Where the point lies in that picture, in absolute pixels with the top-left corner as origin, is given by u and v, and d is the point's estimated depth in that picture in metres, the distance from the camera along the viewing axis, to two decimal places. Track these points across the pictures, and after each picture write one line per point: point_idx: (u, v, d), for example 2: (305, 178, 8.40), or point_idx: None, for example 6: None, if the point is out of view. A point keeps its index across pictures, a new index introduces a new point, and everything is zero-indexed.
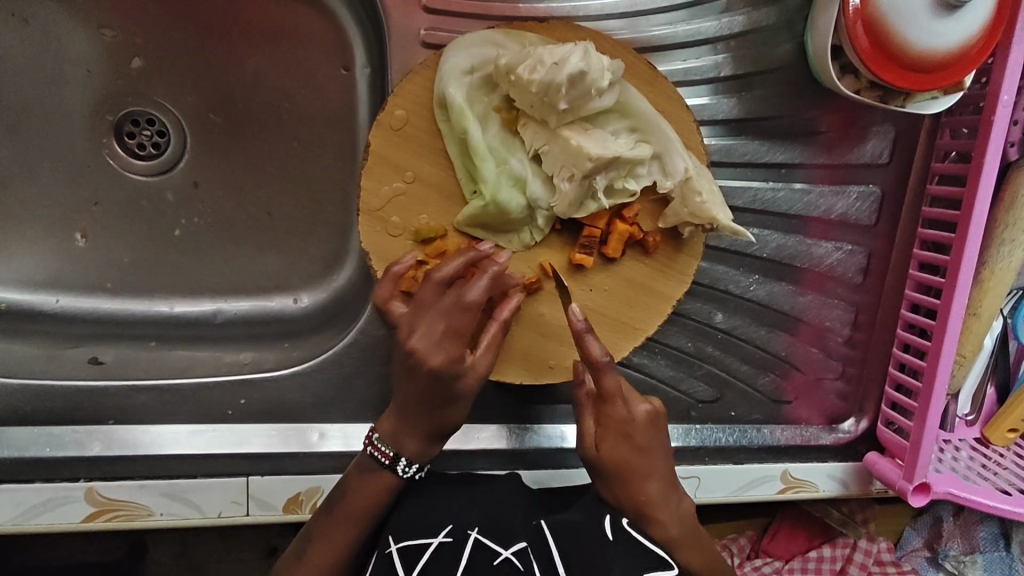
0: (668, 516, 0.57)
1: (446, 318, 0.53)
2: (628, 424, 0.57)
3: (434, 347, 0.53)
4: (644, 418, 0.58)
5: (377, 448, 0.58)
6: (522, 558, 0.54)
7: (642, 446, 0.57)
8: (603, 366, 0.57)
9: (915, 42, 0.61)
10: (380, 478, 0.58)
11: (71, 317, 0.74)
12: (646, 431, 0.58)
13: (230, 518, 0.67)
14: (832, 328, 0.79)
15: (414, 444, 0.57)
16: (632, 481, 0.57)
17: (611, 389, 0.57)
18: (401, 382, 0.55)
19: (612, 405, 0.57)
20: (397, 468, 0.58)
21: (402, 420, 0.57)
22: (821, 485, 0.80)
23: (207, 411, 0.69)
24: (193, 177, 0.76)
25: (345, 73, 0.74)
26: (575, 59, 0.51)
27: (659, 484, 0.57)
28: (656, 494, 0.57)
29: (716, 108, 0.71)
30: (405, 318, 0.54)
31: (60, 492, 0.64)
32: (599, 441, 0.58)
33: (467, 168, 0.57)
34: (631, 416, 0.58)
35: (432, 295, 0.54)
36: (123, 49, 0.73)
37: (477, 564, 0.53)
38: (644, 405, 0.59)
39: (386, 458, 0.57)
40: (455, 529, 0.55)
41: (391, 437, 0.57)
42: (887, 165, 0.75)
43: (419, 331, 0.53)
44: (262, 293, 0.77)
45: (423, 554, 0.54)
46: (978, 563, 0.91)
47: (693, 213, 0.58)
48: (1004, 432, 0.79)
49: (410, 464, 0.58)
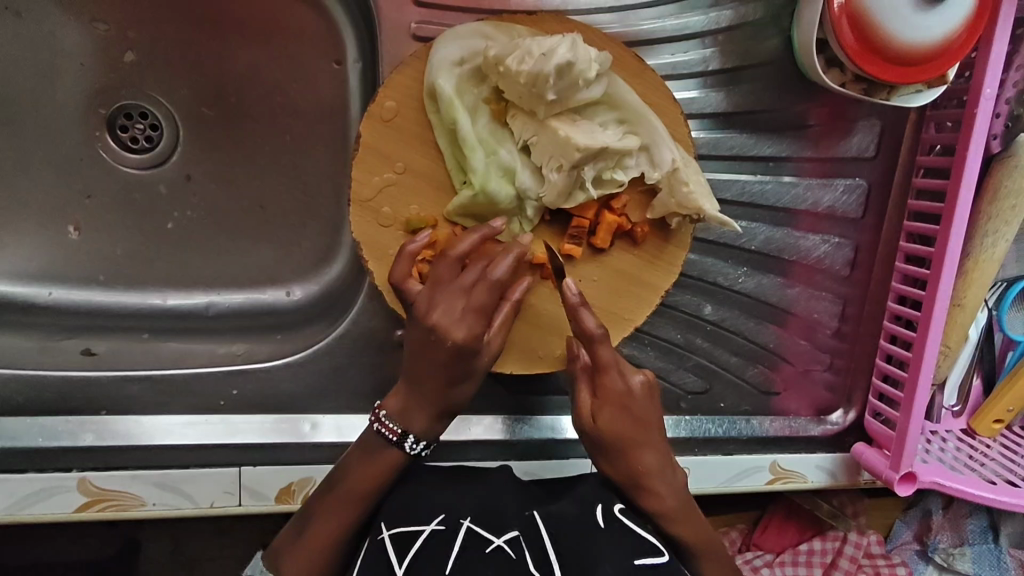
0: (665, 487, 0.58)
1: (469, 294, 0.54)
2: (626, 396, 0.58)
3: (456, 324, 0.53)
4: (640, 391, 0.58)
5: (384, 425, 0.59)
6: (514, 545, 0.54)
7: (639, 420, 0.58)
8: (598, 338, 0.57)
9: (899, 35, 0.62)
10: (389, 454, 0.59)
11: (65, 309, 0.74)
12: (643, 403, 0.58)
13: (223, 509, 0.68)
14: (821, 320, 0.80)
15: (422, 420, 0.58)
16: (629, 452, 0.58)
17: (607, 362, 0.57)
18: (414, 358, 0.56)
19: (609, 377, 0.58)
20: (404, 445, 0.58)
21: (414, 396, 0.58)
22: (809, 476, 0.80)
23: (200, 403, 0.70)
24: (187, 170, 0.76)
25: (337, 67, 0.75)
26: (563, 50, 0.52)
27: (657, 456, 0.58)
28: (653, 467, 0.58)
29: (704, 102, 0.72)
30: (425, 295, 0.54)
31: (52, 482, 0.64)
32: (596, 413, 0.58)
33: (457, 159, 0.57)
34: (628, 388, 0.58)
35: (452, 272, 0.55)
36: (117, 43, 0.74)
37: (469, 551, 0.53)
38: (641, 375, 0.59)
39: (394, 435, 0.58)
40: (448, 517, 0.56)
41: (399, 414, 0.58)
42: (873, 158, 0.76)
43: (440, 308, 0.53)
44: (255, 286, 0.78)
45: (415, 542, 0.55)
46: (967, 555, 0.92)
47: (680, 204, 0.59)
48: (990, 423, 0.79)
49: (418, 442, 0.58)
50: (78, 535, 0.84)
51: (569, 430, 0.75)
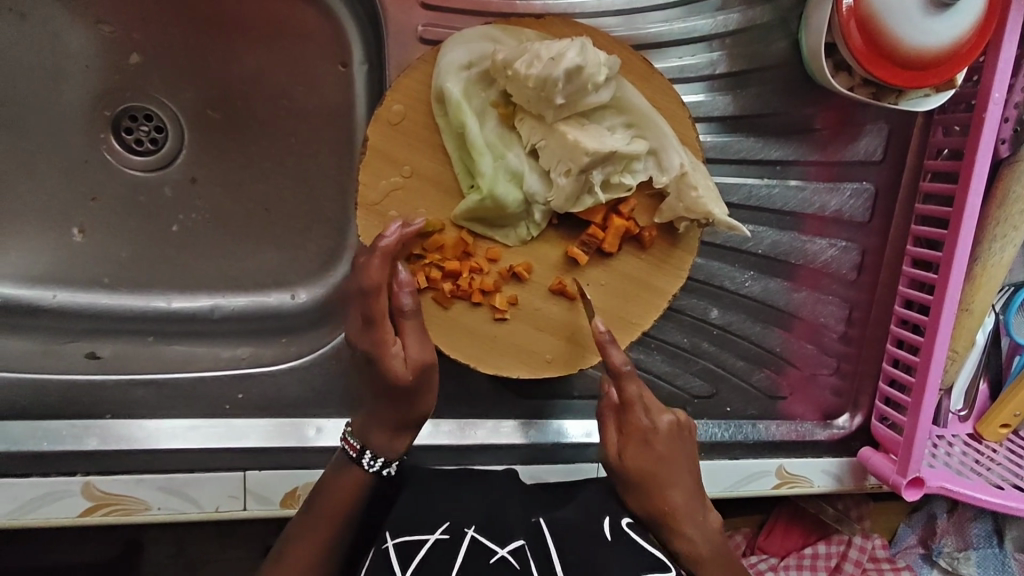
0: (694, 529, 0.58)
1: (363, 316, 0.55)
2: (650, 432, 0.58)
3: (360, 334, 0.55)
4: (666, 428, 0.59)
5: (348, 443, 0.59)
6: (518, 555, 0.53)
7: (666, 457, 0.58)
8: (625, 374, 0.57)
9: (912, 40, 0.61)
10: (351, 474, 0.59)
11: (69, 313, 0.74)
12: (667, 442, 0.59)
13: (227, 513, 0.67)
14: (827, 324, 0.80)
15: (380, 437, 0.58)
16: (657, 491, 0.57)
17: (632, 397, 0.58)
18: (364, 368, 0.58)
19: (634, 413, 0.58)
20: (364, 463, 0.59)
21: (369, 413, 0.59)
22: (815, 480, 0.80)
23: (205, 407, 0.70)
24: (192, 173, 0.76)
25: (342, 69, 0.74)
26: (572, 55, 0.51)
27: (684, 495, 0.58)
28: (680, 506, 0.58)
29: (711, 106, 0.72)
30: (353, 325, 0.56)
31: (56, 486, 0.64)
32: (622, 450, 0.59)
33: (464, 162, 0.57)
34: (654, 426, 0.59)
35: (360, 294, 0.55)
36: (123, 46, 0.73)
37: (473, 560, 0.52)
38: (669, 415, 0.60)
39: (354, 451, 0.59)
40: (453, 525, 0.55)
41: (359, 431, 0.59)
42: (881, 162, 0.76)
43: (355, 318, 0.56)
44: (260, 289, 0.77)
45: (419, 552, 0.53)
46: (972, 560, 0.91)
47: (688, 208, 0.58)
48: (996, 428, 0.79)
49: (376, 458, 0.59)
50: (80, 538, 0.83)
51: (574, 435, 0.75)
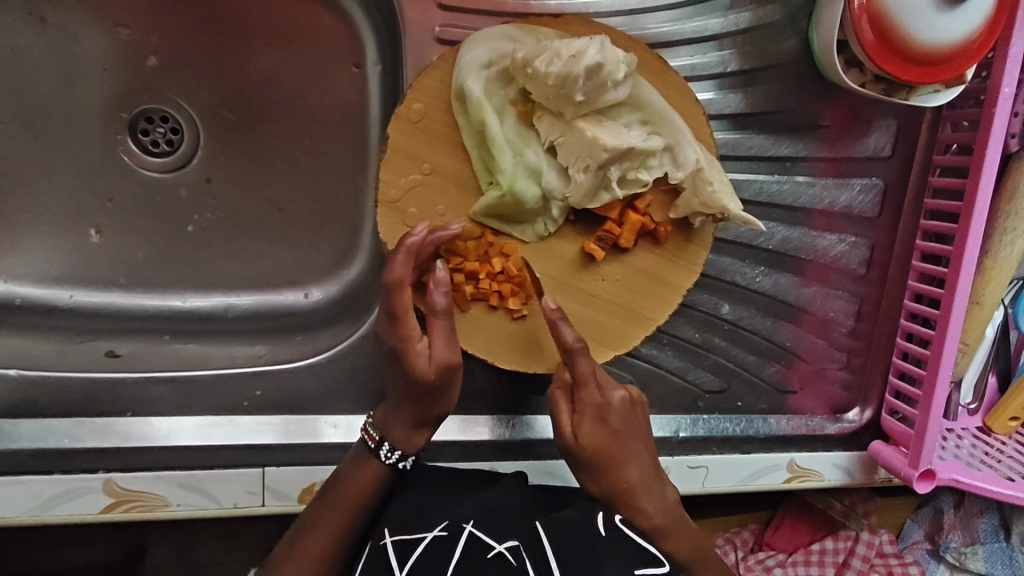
0: (651, 503, 0.58)
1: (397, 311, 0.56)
2: (603, 408, 0.58)
3: (389, 331, 0.57)
4: (620, 405, 0.58)
5: (366, 432, 0.62)
6: (515, 553, 0.53)
7: (620, 431, 0.58)
8: (576, 351, 0.57)
9: (924, 38, 0.62)
10: (370, 466, 0.61)
11: (86, 312, 0.74)
12: (621, 416, 0.58)
13: (245, 509, 0.68)
14: (837, 319, 0.81)
15: (399, 430, 0.61)
16: (612, 469, 0.58)
17: (585, 373, 0.58)
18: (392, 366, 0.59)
19: (587, 389, 0.58)
20: (382, 454, 0.61)
21: (393, 408, 0.61)
22: (826, 475, 0.81)
23: (222, 404, 0.70)
24: (207, 173, 0.77)
25: (356, 70, 0.75)
26: (592, 52, 0.52)
27: (640, 470, 0.58)
28: (637, 482, 0.58)
29: (722, 103, 0.73)
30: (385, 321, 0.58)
31: (79, 483, 0.64)
32: (576, 429, 0.58)
33: (484, 159, 0.58)
34: (606, 401, 0.58)
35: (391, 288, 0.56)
36: (139, 47, 0.74)
37: (470, 557, 0.52)
38: (620, 390, 0.59)
39: (372, 441, 0.61)
40: (451, 523, 0.55)
41: (380, 424, 0.61)
42: (890, 158, 0.77)
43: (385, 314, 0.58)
44: (275, 288, 0.78)
45: (417, 548, 0.54)
46: (978, 554, 0.93)
47: (703, 203, 0.59)
48: (1006, 421, 0.80)
49: (394, 450, 0.61)
50: (89, 537, 0.84)
51: None
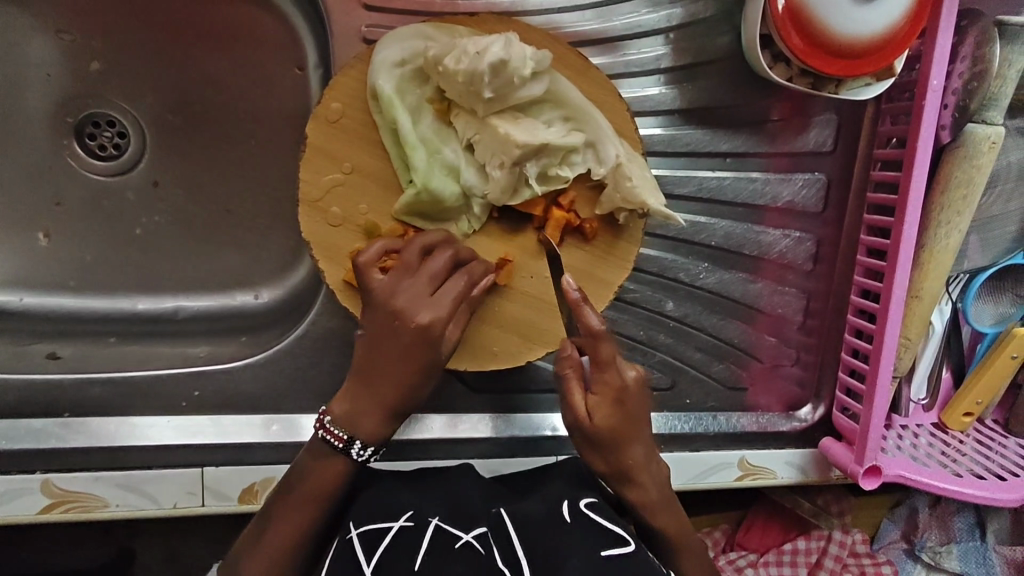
0: (650, 479, 0.60)
1: (429, 278, 0.57)
2: (622, 391, 0.57)
3: (422, 307, 0.56)
4: (635, 385, 0.57)
5: (330, 431, 0.57)
6: (482, 541, 0.54)
7: (633, 414, 0.57)
8: (601, 336, 0.54)
9: (843, 30, 0.62)
10: (335, 462, 0.58)
11: (34, 315, 0.75)
12: (637, 398, 0.58)
13: (186, 509, 0.68)
14: (786, 315, 0.80)
15: (369, 423, 0.57)
16: (622, 447, 0.58)
17: (608, 358, 0.55)
18: (374, 353, 0.57)
19: (608, 373, 0.56)
20: (351, 452, 0.57)
21: (362, 399, 0.57)
22: (778, 472, 0.80)
23: (163, 404, 0.71)
24: (154, 177, 0.78)
25: (298, 72, 0.76)
26: (496, 49, 0.53)
27: (644, 449, 0.59)
28: (640, 458, 0.59)
29: (659, 99, 0.73)
30: (386, 283, 0.56)
31: (16, 483, 0.65)
32: (590, 409, 0.57)
33: (402, 158, 0.58)
34: (624, 383, 0.57)
35: (415, 261, 0.57)
36: (82, 53, 0.75)
37: (438, 545, 0.53)
38: (634, 369, 0.58)
39: (340, 441, 0.57)
40: (417, 515, 0.56)
41: (345, 417, 0.57)
42: (832, 152, 0.76)
43: (405, 293, 0.56)
44: (223, 290, 0.79)
45: (384, 538, 0.54)
46: (954, 553, 0.91)
47: (625, 198, 0.59)
48: (959, 417, 0.80)
49: (365, 448, 0.57)
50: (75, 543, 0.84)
51: (535, 427, 0.76)
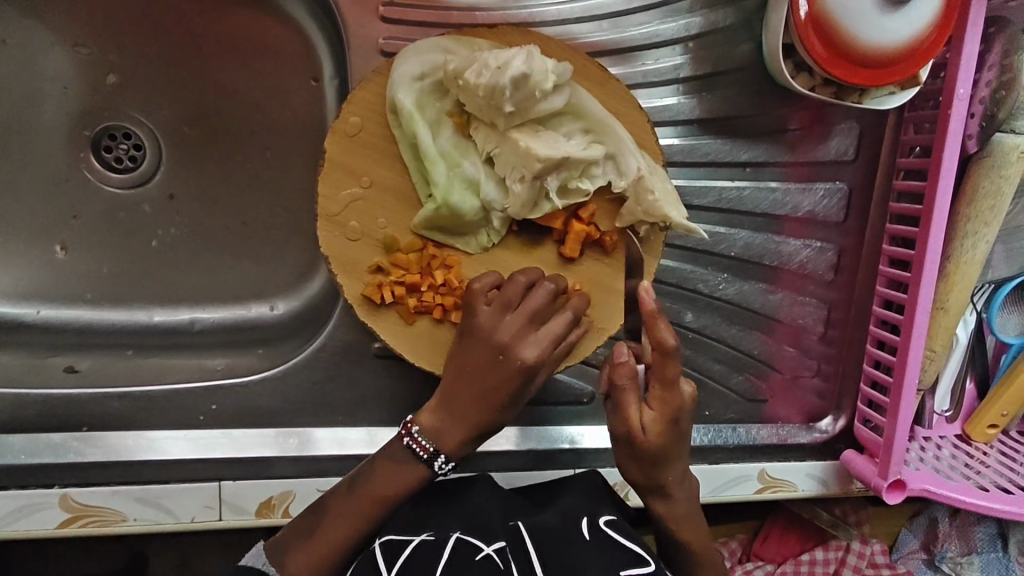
0: (680, 493, 0.58)
1: (529, 314, 0.55)
2: (679, 410, 0.53)
3: (527, 344, 0.54)
4: (691, 404, 0.54)
5: (417, 440, 0.57)
6: (502, 554, 0.53)
7: (684, 433, 0.55)
8: (670, 353, 0.51)
9: (870, 39, 0.61)
10: (416, 471, 0.57)
11: (51, 327, 0.75)
12: (689, 417, 0.54)
13: (204, 523, 0.68)
14: (807, 326, 0.79)
15: (454, 441, 0.56)
16: (666, 463, 0.55)
17: (671, 377, 0.52)
18: (466, 379, 0.55)
19: (670, 393, 0.52)
20: (434, 464, 0.57)
21: (448, 418, 0.56)
22: (799, 485, 0.79)
23: (180, 417, 0.71)
24: (170, 190, 0.78)
25: (314, 83, 0.76)
26: (519, 63, 0.52)
27: (682, 465, 0.57)
28: (676, 475, 0.57)
29: (679, 109, 0.72)
30: (487, 313, 0.55)
31: (35, 498, 0.65)
32: (646, 424, 0.53)
33: (421, 172, 0.58)
34: (681, 399, 0.53)
35: (517, 294, 0.55)
36: (99, 66, 0.75)
37: (459, 558, 0.52)
38: (692, 384, 0.53)
39: (425, 452, 0.56)
40: (438, 530, 0.55)
41: (432, 430, 0.56)
42: (853, 161, 0.75)
43: (508, 326, 0.54)
44: (239, 301, 0.78)
45: (405, 550, 0.53)
46: (975, 564, 0.90)
47: (646, 211, 0.58)
48: (984, 429, 0.78)
49: (447, 462, 0.57)
50: (88, 554, 0.84)
51: (552, 440, 0.75)
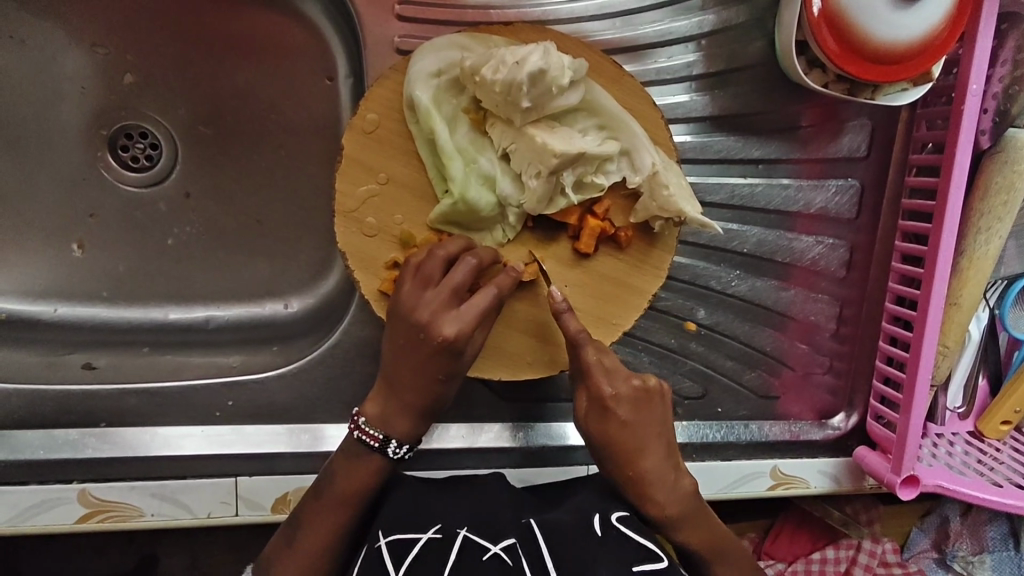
0: (665, 495, 0.57)
1: (453, 290, 0.55)
2: (615, 399, 0.56)
3: (446, 320, 0.54)
4: (631, 392, 0.56)
5: (364, 431, 0.58)
6: (511, 553, 0.53)
7: (633, 423, 0.56)
8: (581, 341, 0.57)
9: (882, 36, 0.62)
10: (371, 461, 0.59)
11: (70, 325, 0.76)
12: (638, 405, 0.57)
13: (219, 518, 0.69)
14: (819, 323, 0.79)
15: (404, 423, 0.58)
16: (625, 458, 0.57)
17: (593, 362, 0.56)
18: (400, 361, 0.57)
19: (598, 379, 0.56)
20: (387, 450, 0.58)
21: (389, 400, 0.58)
22: (812, 481, 0.79)
23: (196, 414, 0.71)
24: (186, 189, 0.78)
25: (328, 82, 0.76)
26: (535, 59, 0.53)
27: (656, 462, 0.57)
28: (651, 473, 0.57)
29: (691, 106, 0.72)
30: (411, 293, 0.56)
31: (55, 493, 0.66)
32: (587, 413, 0.57)
33: (438, 167, 0.58)
34: (619, 391, 0.56)
35: (437, 270, 0.56)
36: (116, 66, 0.76)
37: (466, 559, 0.52)
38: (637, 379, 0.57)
39: (376, 441, 0.58)
40: (445, 526, 0.55)
41: (379, 418, 0.58)
42: (866, 157, 0.76)
43: (426, 304, 0.55)
44: (253, 299, 0.79)
45: (412, 550, 0.54)
46: (987, 564, 0.89)
47: (661, 207, 0.59)
48: (997, 425, 0.78)
49: (401, 446, 0.59)
50: (100, 549, 0.85)
51: (565, 437, 0.75)
